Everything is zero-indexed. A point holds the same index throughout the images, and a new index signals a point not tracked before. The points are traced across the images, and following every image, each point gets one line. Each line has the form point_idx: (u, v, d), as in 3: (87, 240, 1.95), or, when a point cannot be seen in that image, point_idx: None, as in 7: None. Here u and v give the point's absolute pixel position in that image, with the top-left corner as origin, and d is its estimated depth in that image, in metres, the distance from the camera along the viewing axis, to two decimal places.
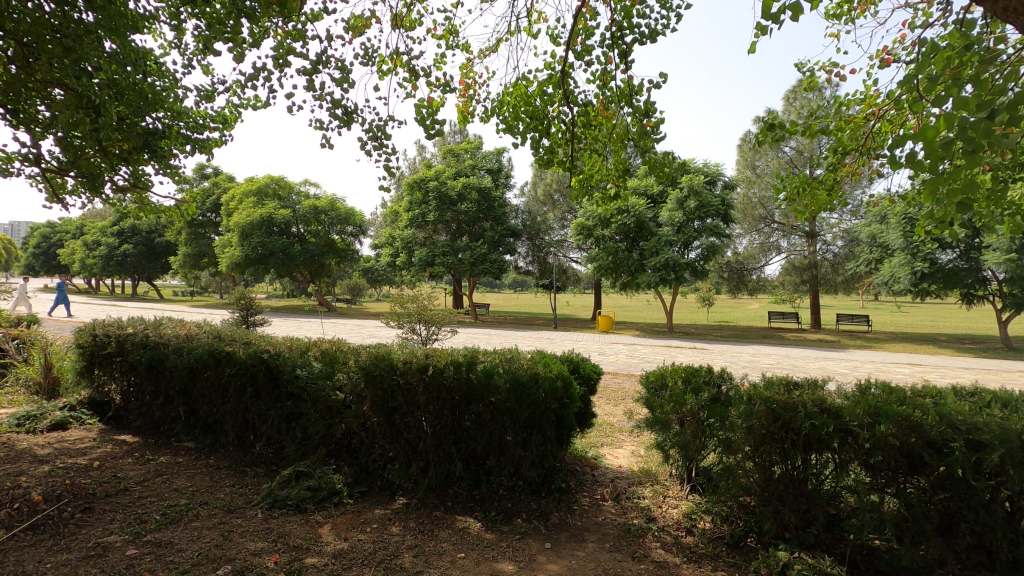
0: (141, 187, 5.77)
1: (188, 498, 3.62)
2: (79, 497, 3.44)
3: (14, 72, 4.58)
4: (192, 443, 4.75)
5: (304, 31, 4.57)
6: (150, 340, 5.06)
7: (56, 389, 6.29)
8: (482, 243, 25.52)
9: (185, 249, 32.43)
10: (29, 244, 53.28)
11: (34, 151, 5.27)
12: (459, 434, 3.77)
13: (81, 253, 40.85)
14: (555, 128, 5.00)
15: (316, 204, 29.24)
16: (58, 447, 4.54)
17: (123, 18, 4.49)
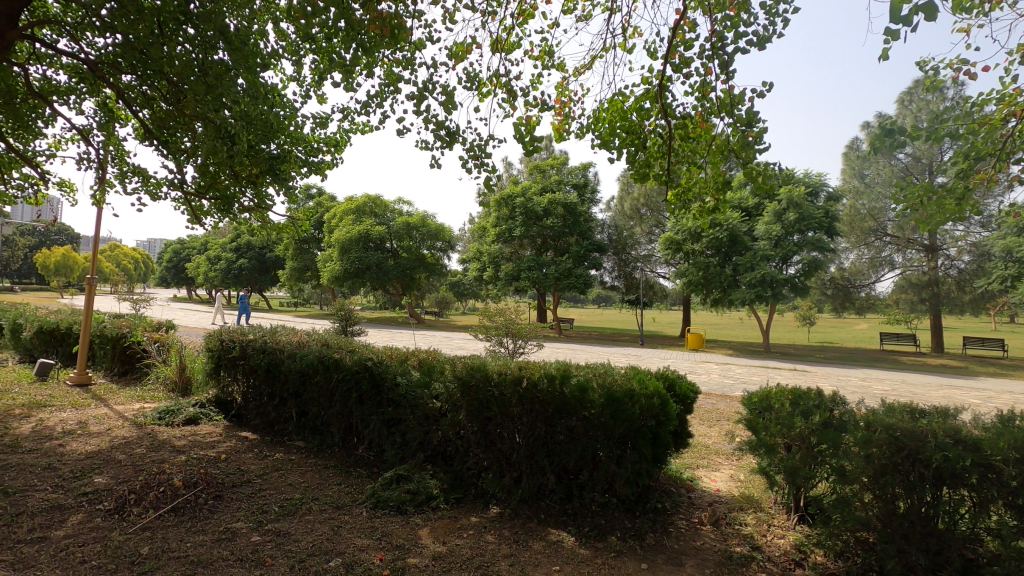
0: (263, 207, 6.37)
1: (302, 493, 3.92)
2: (211, 485, 3.82)
3: (166, 111, 5.27)
4: (302, 442, 5.11)
5: (411, 59, 4.85)
6: (268, 345, 5.54)
7: (188, 387, 7.03)
8: (567, 258, 25.54)
9: (292, 264, 35.10)
10: (163, 259, 60.11)
11: (178, 177, 5.99)
12: (552, 447, 3.78)
13: (204, 267, 45.48)
14: (651, 141, 4.96)
15: (409, 221, 30.67)
16: (192, 439, 5.07)
17: (254, 57, 5.01)
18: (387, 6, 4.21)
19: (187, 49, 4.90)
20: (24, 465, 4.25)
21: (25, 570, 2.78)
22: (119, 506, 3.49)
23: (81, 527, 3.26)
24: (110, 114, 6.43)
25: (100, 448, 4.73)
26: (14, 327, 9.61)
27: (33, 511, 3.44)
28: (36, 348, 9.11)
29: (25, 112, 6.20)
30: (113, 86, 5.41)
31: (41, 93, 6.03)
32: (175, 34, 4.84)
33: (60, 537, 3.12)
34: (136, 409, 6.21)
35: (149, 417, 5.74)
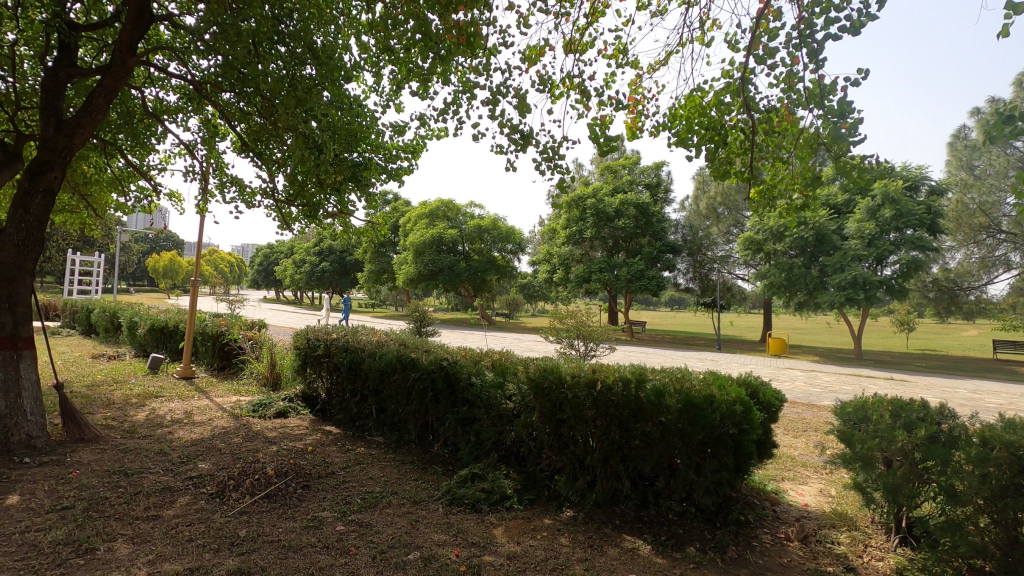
0: (346, 212, 6.69)
1: (382, 486, 4.07)
2: (299, 475, 4.06)
3: (260, 124, 5.67)
4: (381, 438, 5.32)
5: (485, 64, 4.91)
6: (350, 344, 5.80)
7: (278, 382, 7.51)
8: (639, 259, 25.02)
9: (369, 266, 36.68)
10: (256, 262, 64.69)
11: (270, 186, 6.41)
12: (627, 452, 3.71)
13: (291, 270, 48.46)
14: (732, 137, 4.75)
15: (481, 224, 31.23)
16: (282, 432, 5.41)
17: (338, 71, 5.31)
18: (463, 14, 4.31)
19: (279, 67, 5.24)
20: (140, 449, 4.71)
21: (143, 543, 3.07)
22: (220, 490, 3.79)
23: (188, 508, 3.56)
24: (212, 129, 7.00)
25: (203, 436, 5.15)
26: (130, 324, 10.68)
27: (148, 491, 3.80)
28: (149, 344, 10.07)
29: (141, 130, 6.87)
30: (214, 104, 5.89)
31: (155, 112, 6.66)
32: (268, 53, 5.19)
33: (171, 517, 3.43)
34: (233, 402, 6.72)
35: (244, 409, 6.18)
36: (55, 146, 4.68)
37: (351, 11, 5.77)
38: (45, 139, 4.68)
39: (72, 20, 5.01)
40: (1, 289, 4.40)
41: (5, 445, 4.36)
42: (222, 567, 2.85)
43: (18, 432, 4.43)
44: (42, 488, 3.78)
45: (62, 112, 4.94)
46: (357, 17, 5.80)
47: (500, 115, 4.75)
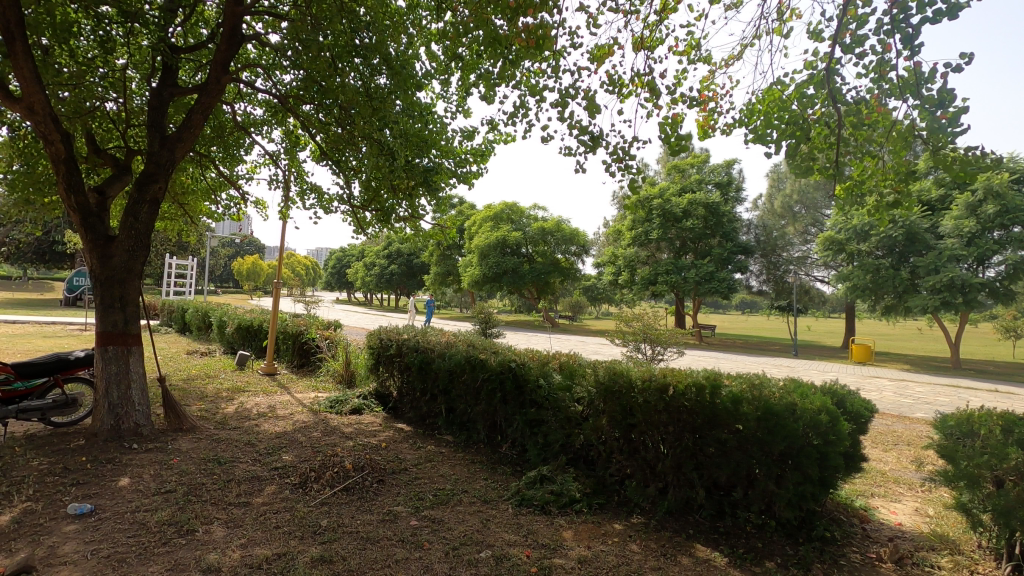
0: (416, 216, 6.90)
1: (452, 484, 4.16)
2: (374, 470, 4.22)
3: (338, 133, 5.94)
4: (450, 437, 5.43)
5: (553, 67, 4.87)
6: (420, 344, 5.96)
7: (352, 380, 7.82)
8: (708, 261, 24.19)
9: (436, 269, 37.61)
10: (329, 265, 67.82)
11: (346, 192, 6.71)
12: (701, 459, 3.60)
13: (362, 273, 50.41)
14: (816, 132, 4.51)
15: (544, 226, 31.28)
16: (357, 428, 5.64)
17: (411, 80, 5.50)
18: (532, 18, 4.35)
19: (356, 78, 5.47)
20: (231, 440, 5.05)
21: (236, 528, 3.30)
22: (303, 481, 4.00)
23: (275, 496, 3.78)
24: (294, 140, 7.42)
25: (285, 429, 5.46)
26: (220, 323, 11.48)
27: (239, 479, 4.07)
28: (236, 342, 10.78)
29: (231, 142, 7.38)
30: (296, 115, 6.24)
31: (243, 125, 7.13)
32: (345, 66, 5.45)
33: (260, 504, 3.66)
34: (312, 397, 7.07)
35: (323, 405, 6.50)
36: (159, 160, 5.12)
37: (422, 21, 5.95)
38: (151, 154, 5.13)
39: (173, 44, 5.48)
40: (114, 291, 4.83)
41: (117, 432, 4.82)
42: (306, 553, 3.01)
43: (128, 420, 4.88)
44: (149, 472, 4.14)
45: (165, 128, 5.40)
46: (428, 27, 5.97)
47: (568, 117, 4.72)
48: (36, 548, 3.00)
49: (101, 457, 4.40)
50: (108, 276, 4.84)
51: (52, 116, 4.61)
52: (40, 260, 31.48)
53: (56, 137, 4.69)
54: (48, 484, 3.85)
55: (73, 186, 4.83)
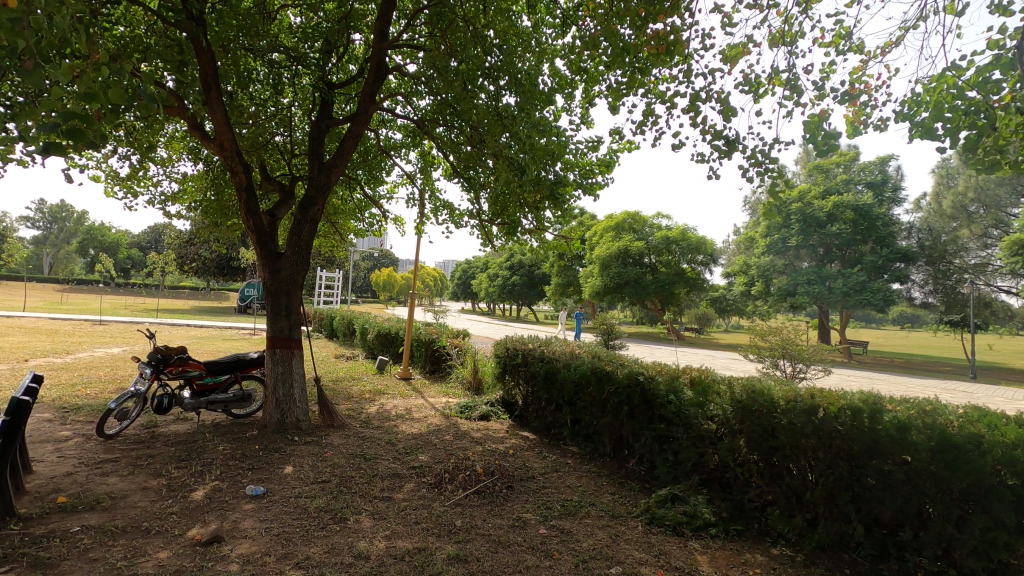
0: (541, 227, 7.02)
1: (579, 496, 4.15)
2: (504, 476, 4.34)
3: (469, 151, 6.25)
4: (576, 448, 5.41)
5: (684, 68, 4.63)
6: (546, 354, 6.03)
7: (480, 387, 8.14)
8: (859, 270, 21.75)
9: (557, 280, 37.95)
10: (456, 276, 71.29)
11: (476, 207, 7.03)
12: (859, 492, 3.24)
13: (485, 283, 52.29)
14: (1003, 121, 3.87)
15: (668, 235, 30.25)
16: (486, 434, 5.85)
17: (538, 96, 5.59)
18: (663, 24, 4.24)
19: (484, 97, 5.69)
20: (374, 438, 5.50)
21: (380, 520, 3.57)
22: (438, 482, 4.22)
23: (413, 494, 4.04)
24: (428, 160, 7.96)
25: (421, 431, 5.82)
26: (363, 330, 12.58)
27: (382, 475, 4.41)
28: (376, 347, 11.73)
29: (376, 164, 8.07)
30: (431, 137, 6.67)
31: (385, 149, 7.79)
32: (476, 88, 5.70)
33: (401, 500, 3.93)
34: (444, 402, 7.46)
35: (454, 410, 6.84)
36: (318, 184, 5.77)
37: (547, 39, 6.07)
38: (312, 179, 5.81)
39: (329, 81, 6.15)
40: (281, 300, 5.49)
41: (282, 425, 5.47)
42: (443, 551, 3.17)
43: (291, 415, 5.52)
44: (308, 462, 4.63)
45: (323, 155, 6.08)
46: (554, 44, 6.07)
47: (701, 121, 4.50)
48: (223, 521, 3.49)
49: (271, 446, 5.02)
50: (276, 288, 5.52)
51: (237, 150, 5.41)
52: (221, 274, 36.82)
53: (241, 168, 5.49)
54: (230, 467, 4.46)
55: (251, 211, 5.58)
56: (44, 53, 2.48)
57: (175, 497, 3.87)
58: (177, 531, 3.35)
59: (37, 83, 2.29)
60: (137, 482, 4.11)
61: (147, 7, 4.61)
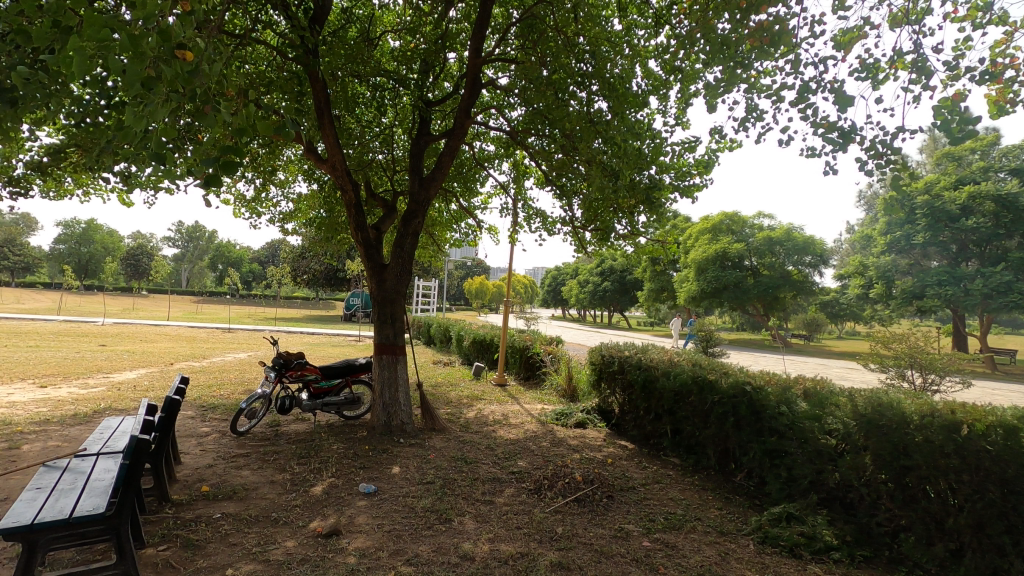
0: (635, 231, 6.87)
1: (684, 509, 4.00)
2: (604, 485, 4.29)
3: (560, 159, 6.27)
4: (678, 460, 5.23)
5: (791, 58, 4.35)
6: (643, 362, 5.87)
7: (575, 395, 8.09)
8: (1002, 268, 19.18)
9: (650, 285, 36.93)
10: (546, 283, 71.55)
11: (569, 214, 7.04)
12: (1015, 521, 2.88)
13: (575, 290, 51.97)
14: None
15: (771, 236, 28.55)
16: (583, 441, 5.80)
17: (631, 99, 5.50)
18: (766, 14, 4.03)
19: (576, 104, 5.69)
20: (473, 442, 5.65)
21: (484, 523, 3.66)
22: (537, 488, 4.25)
23: (514, 499, 4.10)
24: (521, 170, 8.08)
25: (518, 437, 5.89)
26: (459, 337, 12.97)
27: (483, 479, 4.52)
28: (471, 354, 12.04)
29: (471, 175, 8.32)
30: (524, 147, 6.77)
31: (479, 161, 8.03)
32: (568, 96, 5.71)
33: (502, 504, 4.00)
34: (539, 409, 7.50)
35: (550, 417, 6.86)
36: (419, 198, 6.06)
37: (639, 41, 5.96)
38: (414, 194, 6.11)
39: (427, 100, 6.44)
40: (387, 309, 5.81)
41: (389, 427, 5.79)
42: (546, 557, 3.19)
43: (396, 417, 5.82)
44: (413, 464, 4.85)
45: (422, 170, 6.38)
46: (647, 45, 5.95)
47: (812, 114, 4.21)
48: (340, 516, 3.74)
49: (379, 447, 5.32)
50: (383, 297, 5.86)
51: (347, 170, 5.82)
52: (329, 284, 39.52)
53: (350, 187, 5.90)
54: (344, 465, 4.79)
55: (360, 225, 5.97)
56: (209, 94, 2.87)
57: (297, 491, 4.20)
58: (302, 522, 3.64)
59: (205, 123, 2.63)
60: (265, 476, 4.52)
61: (271, 45, 5.11)
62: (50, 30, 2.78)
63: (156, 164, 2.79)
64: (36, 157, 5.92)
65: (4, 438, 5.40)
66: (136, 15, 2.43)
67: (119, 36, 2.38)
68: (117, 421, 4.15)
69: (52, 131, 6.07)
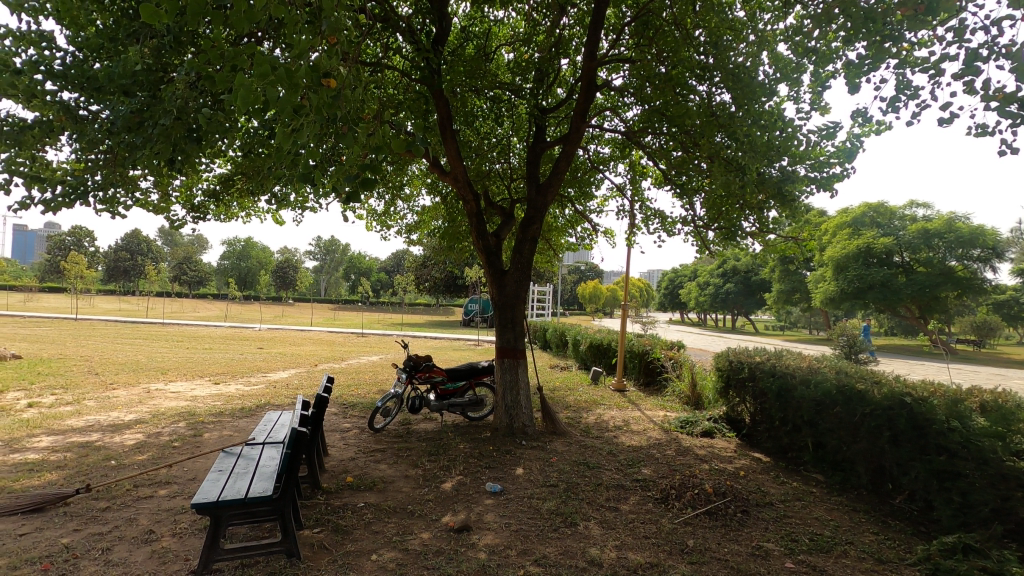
0: (765, 228, 6.41)
1: (832, 531, 3.65)
2: (738, 499, 4.03)
3: (679, 157, 6.04)
4: (821, 477, 4.77)
5: (953, 24, 3.82)
6: (777, 369, 5.43)
7: (700, 402, 7.72)
8: None
9: (779, 286, 34.27)
10: (663, 286, 69.16)
11: (691, 214, 6.75)
12: None
13: (694, 293, 49.58)
14: None
15: (927, 227, 25.26)
16: (712, 451, 5.52)
17: (758, 88, 5.15)
18: None
19: (696, 97, 5.45)
20: (595, 447, 5.60)
21: (610, 529, 3.61)
22: (665, 497, 4.11)
23: (640, 507, 4.00)
24: (637, 170, 7.90)
25: (641, 444, 5.74)
26: (575, 341, 12.95)
27: (607, 484, 4.47)
28: (588, 358, 11.96)
29: (586, 179, 8.28)
30: (640, 147, 6.63)
31: (594, 165, 7.99)
32: (687, 90, 5.48)
33: (627, 511, 3.92)
34: (662, 416, 7.26)
35: (673, 424, 6.62)
36: (537, 205, 6.16)
37: (764, 26, 5.59)
38: (532, 201, 6.22)
39: (542, 107, 6.52)
40: (508, 313, 5.96)
41: (511, 429, 5.94)
42: (677, 569, 3.08)
43: (518, 420, 5.95)
44: (536, 465, 4.93)
45: (539, 177, 6.48)
46: (773, 30, 5.55)
47: (982, 86, 3.67)
48: (469, 512, 3.90)
49: (502, 448, 5.47)
50: (504, 302, 6.03)
51: (468, 180, 6.08)
52: (449, 291, 41.46)
53: (471, 196, 6.14)
54: (472, 464, 4.99)
55: (481, 233, 6.20)
56: (351, 118, 3.15)
57: (430, 485, 4.46)
58: (435, 516, 3.84)
59: (348, 143, 2.89)
60: (400, 470, 4.85)
61: (399, 69, 5.50)
62: (227, 74, 3.22)
63: (310, 186, 3.12)
64: (211, 186, 6.92)
65: (190, 426, 6.34)
66: (292, 53, 2.75)
67: (278, 72, 2.71)
68: (277, 415, 4.69)
69: (222, 163, 7.05)
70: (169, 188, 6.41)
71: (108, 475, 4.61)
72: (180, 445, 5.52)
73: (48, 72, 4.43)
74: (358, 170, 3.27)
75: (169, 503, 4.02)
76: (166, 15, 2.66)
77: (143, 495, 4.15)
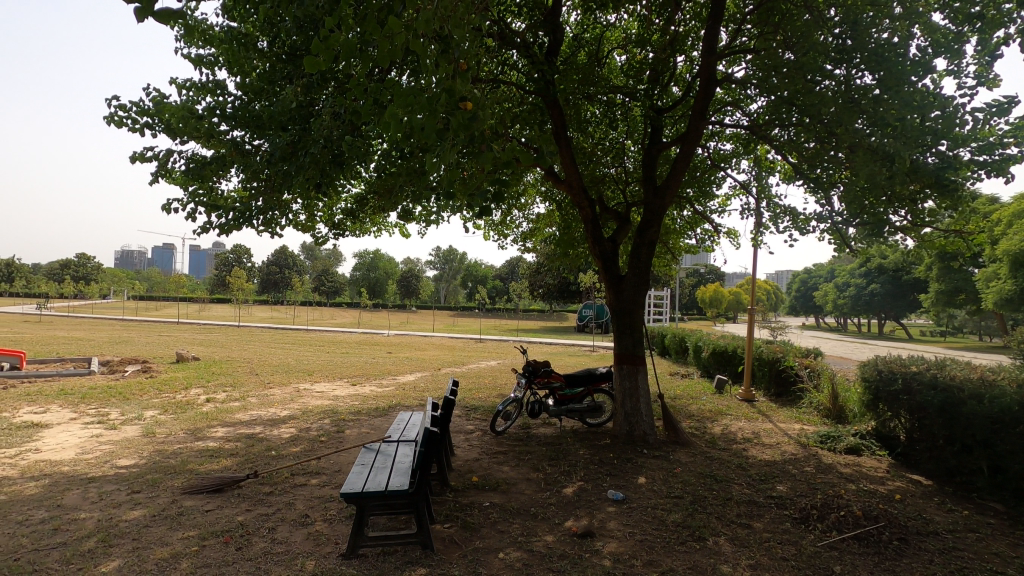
0: (919, 222, 5.70)
1: (1018, 570, 3.15)
2: (893, 525, 3.62)
3: (812, 148, 5.58)
4: (1001, 506, 4.13)
5: None
6: (940, 380, 4.78)
7: (843, 415, 7.02)
8: None
9: (937, 286, 30.16)
10: (794, 288, 63.79)
11: (827, 210, 6.19)
12: None
13: (832, 295, 45.13)
14: None
15: None
16: (859, 470, 4.99)
17: (907, 65, 4.63)
18: None
19: (832, 82, 5.02)
20: (722, 460, 5.32)
21: (742, 547, 3.42)
22: (804, 517, 3.80)
23: (776, 526, 3.74)
24: (763, 166, 7.42)
25: (775, 459, 5.33)
26: (696, 348, 12.38)
27: (737, 500, 4.22)
28: (711, 365, 11.38)
29: (706, 178, 7.92)
30: (766, 141, 6.22)
31: (714, 163, 7.63)
32: (821, 76, 5.06)
33: (761, 530, 3.68)
34: (798, 429, 6.71)
35: (812, 439, 6.11)
36: (654, 208, 6.01)
37: None
38: (648, 203, 6.08)
39: (659, 106, 6.35)
40: (628, 319, 5.85)
41: (631, 437, 5.82)
42: None
43: (638, 428, 5.82)
44: (659, 476, 4.79)
45: (656, 180, 6.31)
46: None
47: None
48: (592, 518, 3.90)
49: (623, 456, 5.39)
50: (622, 308, 5.94)
51: (583, 187, 6.09)
52: (562, 297, 41.54)
53: (586, 203, 6.15)
54: (592, 470, 4.98)
55: (597, 238, 6.17)
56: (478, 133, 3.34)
57: (551, 490, 4.51)
58: (558, 520, 3.89)
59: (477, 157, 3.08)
60: (522, 473, 4.96)
61: (515, 82, 5.69)
62: (368, 103, 3.56)
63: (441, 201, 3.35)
64: (348, 205, 7.61)
65: (332, 423, 7.00)
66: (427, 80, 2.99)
67: (417, 99, 2.96)
68: (409, 416, 5.04)
69: (356, 184, 7.73)
70: (314, 209, 7.16)
71: (270, 463, 5.24)
72: (326, 440, 6.11)
73: (222, 115, 5.19)
74: (484, 183, 3.44)
75: (319, 491, 4.48)
76: (322, 59, 3.05)
77: (298, 483, 4.66)
